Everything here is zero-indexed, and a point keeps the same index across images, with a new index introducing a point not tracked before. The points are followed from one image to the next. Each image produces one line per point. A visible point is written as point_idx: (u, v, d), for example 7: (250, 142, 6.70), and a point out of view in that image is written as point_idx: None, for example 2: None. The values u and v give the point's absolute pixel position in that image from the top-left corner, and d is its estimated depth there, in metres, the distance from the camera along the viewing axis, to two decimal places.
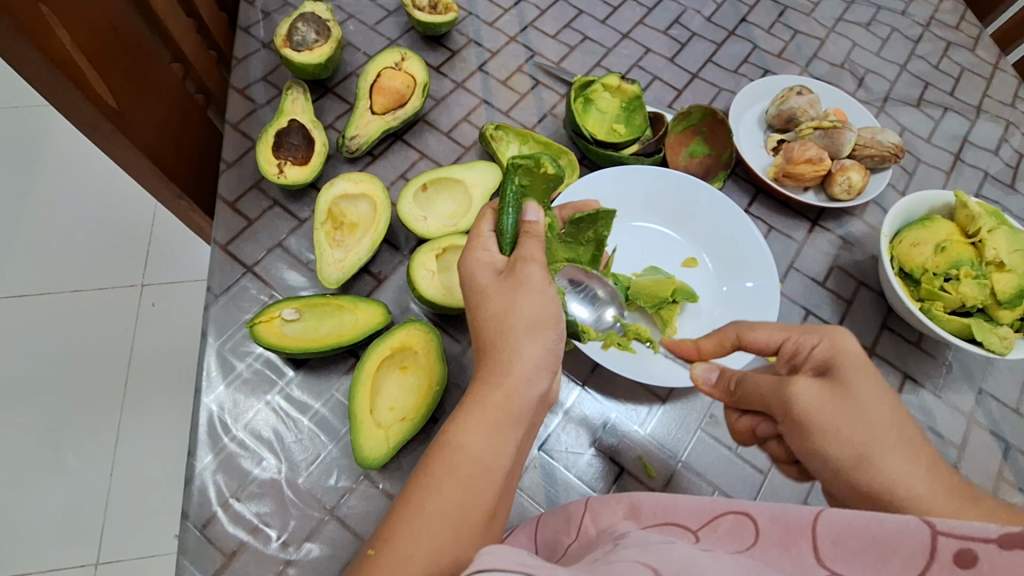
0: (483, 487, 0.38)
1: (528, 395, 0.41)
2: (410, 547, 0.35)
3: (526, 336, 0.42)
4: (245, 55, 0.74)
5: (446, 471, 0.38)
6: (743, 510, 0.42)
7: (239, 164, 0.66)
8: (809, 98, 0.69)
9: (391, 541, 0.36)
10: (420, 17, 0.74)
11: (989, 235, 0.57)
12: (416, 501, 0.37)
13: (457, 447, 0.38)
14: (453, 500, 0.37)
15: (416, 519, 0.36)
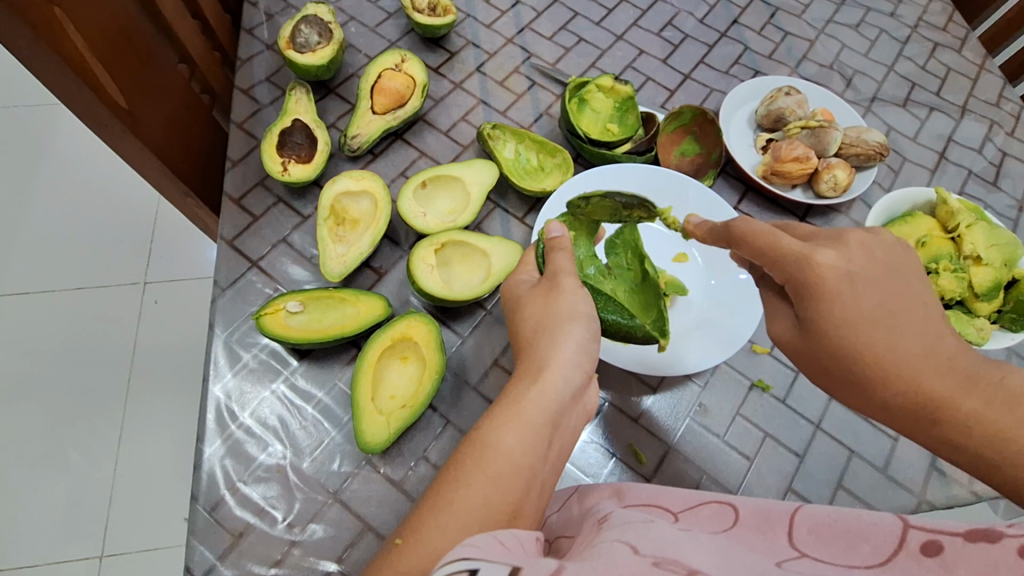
0: (511, 487, 0.39)
1: (561, 393, 0.44)
2: (437, 540, 0.36)
3: (557, 334, 0.46)
4: (249, 56, 0.76)
5: (477, 468, 0.39)
6: (727, 500, 0.45)
7: (245, 161, 0.69)
8: (797, 98, 0.71)
9: (417, 533, 0.37)
10: (420, 19, 0.76)
11: (967, 231, 0.59)
12: (444, 497, 0.38)
13: (487, 449, 0.40)
14: (480, 496, 0.38)
15: (446, 513, 0.37)
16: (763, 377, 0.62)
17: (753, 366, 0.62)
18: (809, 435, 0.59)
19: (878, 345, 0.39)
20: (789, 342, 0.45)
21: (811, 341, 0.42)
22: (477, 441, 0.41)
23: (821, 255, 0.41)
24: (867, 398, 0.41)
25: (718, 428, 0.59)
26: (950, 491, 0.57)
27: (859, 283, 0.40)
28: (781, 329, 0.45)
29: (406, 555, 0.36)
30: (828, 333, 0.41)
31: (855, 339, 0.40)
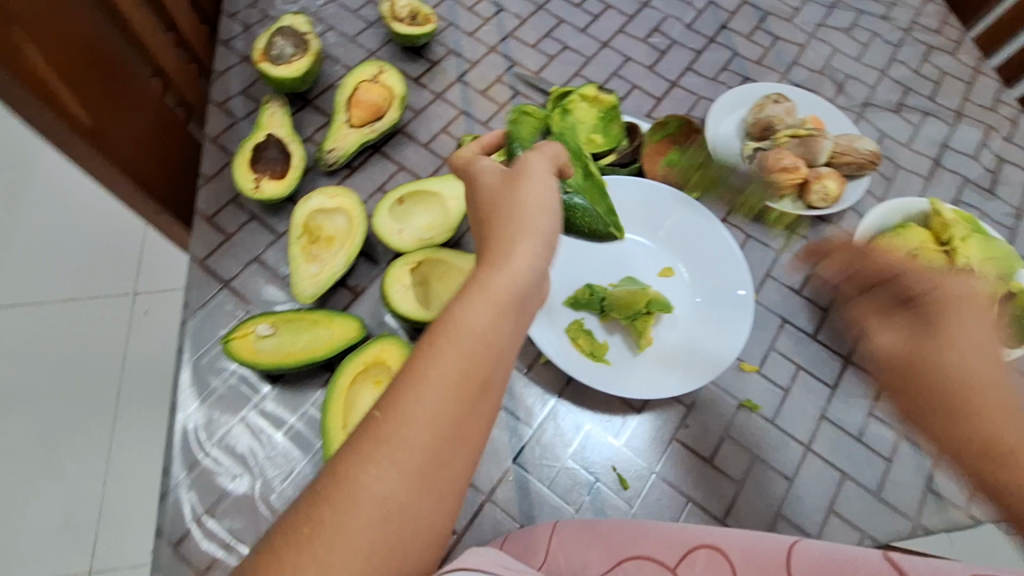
0: (482, 360, 0.36)
1: (532, 272, 0.40)
2: (418, 420, 0.33)
3: (528, 217, 0.43)
4: (225, 68, 0.75)
5: (447, 340, 0.36)
6: (715, 544, 0.42)
7: (217, 178, 0.67)
8: (785, 106, 0.70)
9: (394, 403, 0.34)
10: (399, 29, 0.75)
11: (961, 244, 0.57)
12: (418, 368, 0.35)
13: (457, 325, 0.36)
14: (454, 367, 0.35)
15: (431, 391, 0.34)
16: (752, 397, 0.59)
17: (741, 386, 0.60)
18: (799, 457, 0.57)
19: (984, 374, 0.42)
20: (896, 351, 0.45)
21: (927, 347, 0.43)
22: (455, 317, 0.37)
23: (957, 284, 0.45)
24: (947, 405, 0.42)
25: (705, 451, 0.57)
26: (946, 515, 0.55)
27: (980, 319, 0.44)
28: (889, 339, 0.46)
29: (382, 427, 0.33)
30: (945, 349, 0.43)
31: (947, 360, 0.42)
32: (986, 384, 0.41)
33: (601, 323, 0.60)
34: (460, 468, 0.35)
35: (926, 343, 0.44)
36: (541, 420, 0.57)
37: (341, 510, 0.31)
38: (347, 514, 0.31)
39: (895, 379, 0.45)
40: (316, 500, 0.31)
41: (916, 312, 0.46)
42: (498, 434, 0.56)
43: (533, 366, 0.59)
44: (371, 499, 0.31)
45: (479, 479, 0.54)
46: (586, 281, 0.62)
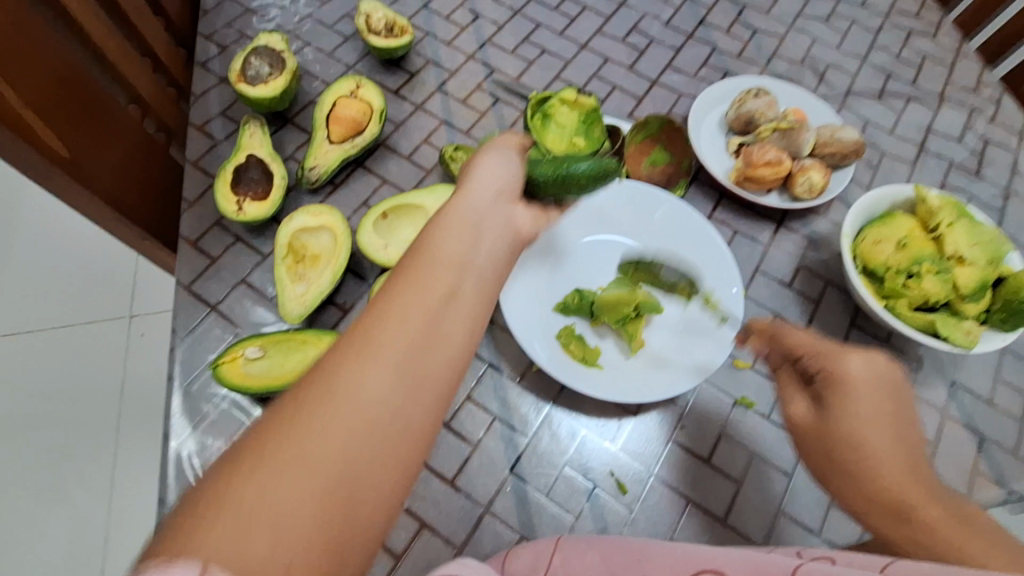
0: (449, 270, 0.37)
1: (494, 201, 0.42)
2: (393, 325, 0.33)
3: (489, 154, 0.46)
4: (204, 91, 0.75)
5: (417, 255, 0.37)
6: (718, 567, 0.37)
7: (200, 201, 0.67)
8: (766, 100, 0.69)
9: (369, 306, 0.34)
10: (375, 42, 0.74)
11: (948, 230, 0.57)
12: (392, 279, 0.36)
13: (425, 243, 0.38)
14: (422, 275, 0.36)
15: (405, 299, 0.34)
16: (747, 394, 0.59)
17: (735, 383, 0.60)
18: (796, 452, 0.57)
19: (884, 451, 0.40)
20: (807, 426, 0.44)
21: (830, 433, 0.42)
22: (422, 245, 0.38)
23: (845, 363, 0.43)
24: (855, 487, 0.40)
25: (702, 451, 0.56)
26: None
27: (875, 399, 0.42)
28: (801, 412, 0.45)
29: (356, 328, 0.33)
30: (841, 431, 0.41)
31: (850, 438, 0.41)
32: (885, 464, 0.39)
33: (592, 327, 0.60)
34: (441, 385, 0.34)
35: (825, 420, 0.43)
36: (536, 428, 0.57)
37: (306, 416, 0.29)
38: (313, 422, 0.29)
39: (810, 453, 0.44)
40: (274, 415, 0.30)
41: (817, 393, 0.44)
42: (493, 445, 0.56)
43: (526, 374, 0.59)
44: (339, 405, 0.30)
45: (477, 492, 0.54)
46: (575, 286, 0.61)
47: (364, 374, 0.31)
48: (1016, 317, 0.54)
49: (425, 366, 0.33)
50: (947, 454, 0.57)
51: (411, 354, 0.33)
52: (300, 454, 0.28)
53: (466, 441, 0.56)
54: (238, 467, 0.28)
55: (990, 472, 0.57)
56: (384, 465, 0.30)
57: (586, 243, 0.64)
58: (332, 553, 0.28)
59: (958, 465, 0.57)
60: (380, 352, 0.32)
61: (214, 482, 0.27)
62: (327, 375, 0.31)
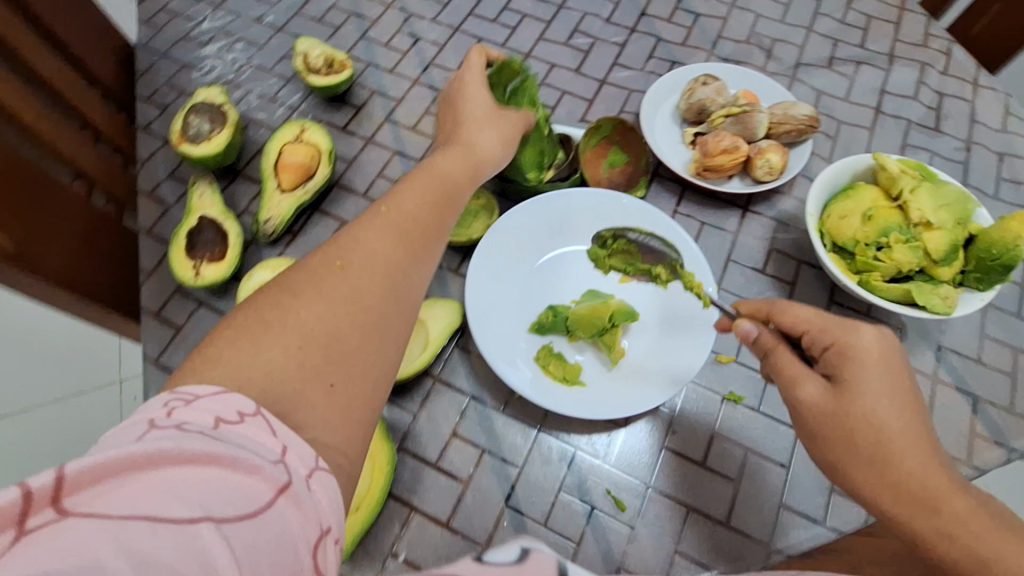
0: (450, 189, 0.48)
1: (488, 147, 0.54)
2: (406, 212, 0.43)
3: (486, 109, 0.57)
4: (149, 155, 0.73)
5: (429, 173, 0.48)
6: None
7: (158, 270, 0.65)
8: (715, 86, 0.68)
9: (391, 200, 0.44)
10: (315, 82, 0.73)
11: (911, 196, 0.56)
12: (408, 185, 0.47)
13: (434, 167, 0.49)
14: (432, 187, 0.46)
15: (418, 198, 0.45)
16: (734, 388, 0.58)
17: (721, 379, 0.59)
18: (791, 441, 0.56)
19: (906, 433, 0.38)
20: (823, 409, 0.40)
21: (850, 416, 0.39)
22: (423, 163, 0.50)
23: (856, 336, 0.40)
24: (880, 478, 0.38)
25: (697, 455, 0.55)
26: None
27: (888, 376, 0.40)
28: (813, 394, 0.41)
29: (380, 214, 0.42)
30: (859, 411, 0.39)
31: (874, 424, 0.38)
32: (909, 453, 0.37)
33: (569, 343, 0.59)
34: (429, 267, 0.43)
35: (844, 401, 0.39)
36: (526, 455, 0.56)
37: (338, 262, 0.37)
38: (343, 269, 0.37)
39: (824, 440, 0.40)
40: (308, 262, 0.37)
41: (827, 372, 0.41)
42: (486, 479, 0.55)
43: (510, 401, 0.58)
44: (365, 257, 0.38)
45: (475, 531, 0.53)
46: (547, 305, 0.61)
47: (382, 245, 0.40)
48: (990, 276, 0.53)
49: (422, 252, 0.42)
50: (943, 420, 0.56)
51: (418, 233, 0.43)
52: (332, 289, 0.36)
53: (458, 479, 0.55)
54: (281, 298, 0.35)
55: (988, 432, 0.56)
56: (390, 318, 0.38)
57: (553, 259, 0.63)
58: (343, 376, 0.34)
59: (955, 430, 0.56)
60: (394, 230, 0.42)
61: (264, 302, 0.35)
62: (351, 239, 0.39)
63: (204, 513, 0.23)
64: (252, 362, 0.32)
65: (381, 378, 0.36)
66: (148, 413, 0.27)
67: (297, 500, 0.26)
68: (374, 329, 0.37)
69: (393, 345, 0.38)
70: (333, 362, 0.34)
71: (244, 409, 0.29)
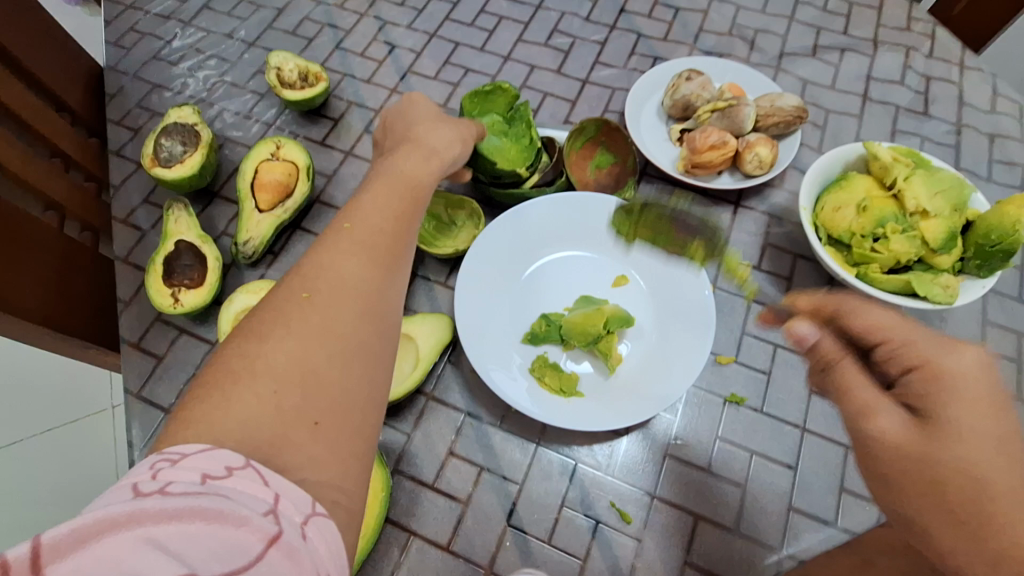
0: (409, 196, 0.46)
1: (444, 153, 0.53)
2: (365, 223, 0.41)
3: (434, 120, 0.55)
4: (122, 180, 0.71)
5: (382, 183, 0.46)
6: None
7: (136, 299, 0.63)
8: (699, 81, 0.67)
9: (345, 215, 0.41)
10: (290, 96, 0.71)
11: (906, 184, 0.55)
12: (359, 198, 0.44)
13: (390, 176, 0.47)
14: (388, 196, 0.44)
15: (373, 209, 0.42)
16: (735, 390, 0.57)
17: (721, 381, 0.57)
18: (798, 441, 0.54)
19: (1007, 483, 0.32)
20: (900, 447, 0.35)
21: (938, 457, 0.33)
22: (382, 173, 0.47)
23: (948, 359, 0.35)
24: (966, 535, 0.32)
25: (701, 460, 0.54)
26: None
27: (987, 411, 0.34)
28: (891, 428, 0.35)
29: (334, 231, 0.40)
30: (950, 453, 0.33)
31: (968, 468, 0.33)
32: (1008, 506, 0.32)
33: (564, 354, 0.57)
34: (401, 275, 0.41)
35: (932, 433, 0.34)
36: (526, 471, 0.54)
37: (304, 290, 0.35)
38: (309, 295, 0.35)
39: (897, 483, 0.35)
40: (273, 299, 0.35)
41: (915, 400, 0.36)
42: (486, 498, 0.53)
43: (506, 416, 0.56)
44: (330, 278, 0.36)
45: (477, 553, 0.51)
46: (540, 313, 0.59)
47: (346, 261, 0.38)
48: (990, 262, 0.52)
49: (390, 262, 0.40)
50: None
51: (386, 245, 0.40)
52: (302, 324, 0.33)
53: (457, 500, 0.53)
54: (249, 338, 0.33)
55: None
56: (368, 340, 0.35)
57: (544, 266, 0.61)
58: (328, 411, 0.32)
59: None
60: (356, 244, 0.39)
61: (230, 352, 0.32)
62: (311, 263, 0.37)
63: (191, 569, 0.22)
64: (225, 417, 0.29)
65: (372, 401, 0.34)
66: (133, 477, 0.25)
67: (291, 550, 0.25)
68: (353, 352, 0.34)
69: (376, 363, 0.36)
70: (314, 397, 0.32)
71: (223, 466, 0.26)
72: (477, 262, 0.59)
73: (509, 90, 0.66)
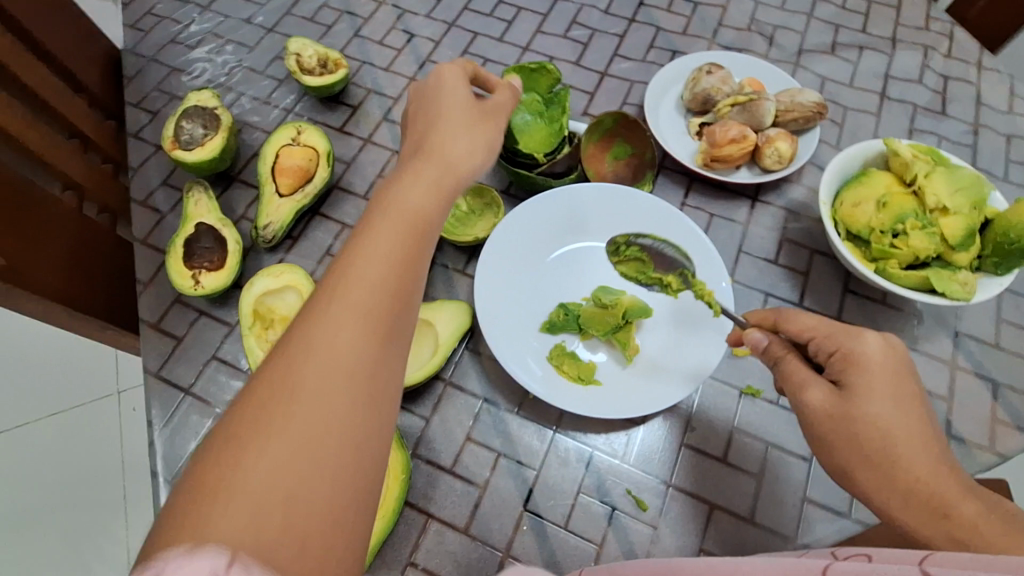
0: (416, 233, 0.39)
1: (458, 172, 0.46)
2: (363, 276, 0.35)
3: (451, 126, 0.48)
4: (141, 162, 0.71)
5: (382, 218, 0.39)
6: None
7: (155, 281, 0.63)
8: (720, 75, 0.67)
9: (342, 267, 0.36)
10: (309, 82, 0.71)
11: (926, 181, 0.55)
12: (357, 240, 0.38)
13: (393, 207, 0.40)
14: (390, 235, 0.38)
15: (372, 257, 0.36)
16: (751, 382, 0.57)
17: (738, 372, 0.58)
18: None
19: (905, 441, 0.37)
20: (829, 413, 0.40)
21: (852, 417, 0.39)
22: (386, 199, 0.41)
23: (856, 343, 0.40)
24: (887, 481, 0.37)
25: (716, 450, 0.54)
26: (974, 458, 0.53)
27: (892, 382, 0.39)
28: (818, 399, 0.41)
29: (329, 290, 0.34)
30: (863, 417, 0.39)
31: (875, 429, 0.38)
32: (912, 459, 0.37)
33: (582, 343, 0.57)
34: (405, 338, 0.36)
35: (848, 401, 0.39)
36: (543, 457, 0.54)
37: (293, 371, 0.31)
38: (299, 378, 0.31)
39: (830, 444, 0.40)
40: (256, 384, 0.31)
41: (834, 376, 0.41)
42: (503, 483, 0.53)
43: (524, 403, 0.57)
44: (324, 355, 0.32)
45: (493, 537, 0.51)
46: (558, 302, 0.59)
47: (341, 332, 0.33)
48: (1009, 260, 0.52)
49: (390, 329, 0.35)
50: (963, 407, 0.55)
51: (388, 304, 0.35)
52: (290, 424, 0.29)
53: (474, 484, 0.53)
54: (231, 427, 0.29)
55: (1010, 418, 0.55)
56: (366, 433, 0.31)
57: (563, 256, 0.61)
58: (324, 526, 0.27)
59: (976, 416, 0.55)
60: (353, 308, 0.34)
61: (210, 456, 0.28)
62: (304, 335, 0.32)
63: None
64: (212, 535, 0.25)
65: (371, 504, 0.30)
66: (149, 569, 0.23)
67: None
68: (352, 455, 0.30)
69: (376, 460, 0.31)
70: (309, 516, 0.27)
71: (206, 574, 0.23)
72: (497, 251, 0.59)
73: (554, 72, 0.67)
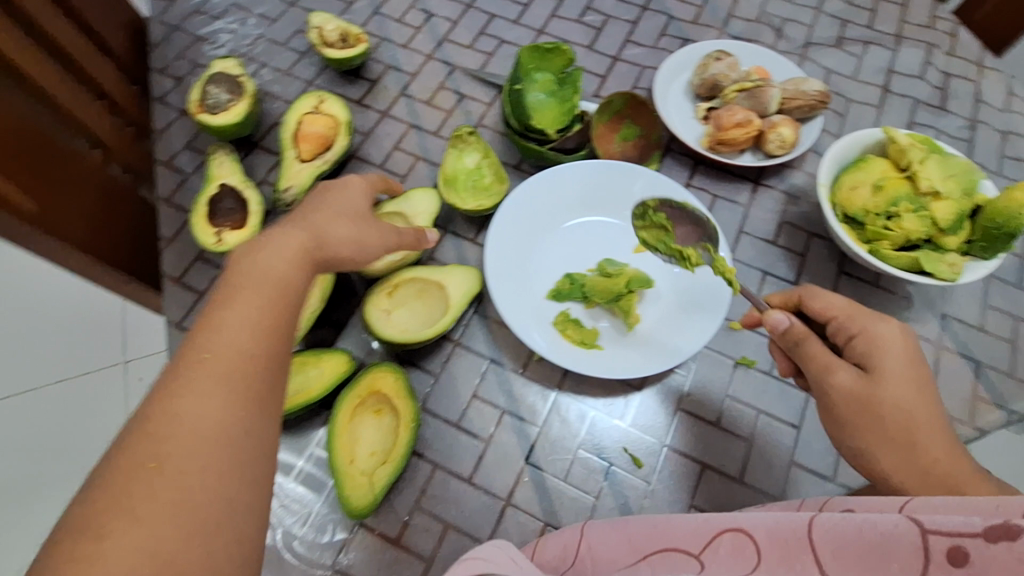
0: (242, 366, 0.37)
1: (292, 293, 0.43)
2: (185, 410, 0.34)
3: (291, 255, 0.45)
4: (166, 125, 0.74)
5: (203, 360, 0.36)
6: (739, 525, 0.33)
7: (179, 237, 0.66)
8: (728, 62, 0.69)
9: (163, 407, 0.34)
10: (331, 54, 0.73)
11: (921, 166, 0.58)
12: (174, 386, 0.35)
13: (213, 345, 0.37)
14: (214, 374, 0.36)
15: (187, 394, 0.35)
16: (746, 354, 0.60)
17: (734, 345, 0.60)
18: (802, 403, 0.58)
19: (920, 418, 0.41)
20: (855, 393, 0.42)
21: (878, 394, 0.42)
22: (206, 336, 0.38)
23: (881, 327, 0.44)
24: (909, 462, 0.40)
25: (709, 415, 0.57)
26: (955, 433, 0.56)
27: (909, 363, 0.43)
28: (846, 380, 0.43)
29: (153, 431, 0.33)
30: (887, 397, 0.41)
31: (898, 408, 0.41)
32: (930, 434, 0.40)
33: (586, 310, 0.60)
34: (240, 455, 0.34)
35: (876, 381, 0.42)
36: (545, 417, 0.57)
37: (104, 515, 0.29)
38: (112, 529, 0.29)
39: (849, 424, 0.43)
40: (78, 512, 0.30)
41: (858, 361, 0.44)
42: (506, 438, 0.56)
43: (528, 365, 0.60)
44: (130, 505, 0.30)
45: (496, 486, 0.54)
46: (564, 272, 0.62)
47: (180, 452, 0.32)
48: (995, 244, 0.55)
49: (212, 484, 0.32)
50: (947, 384, 0.58)
51: (214, 435, 0.34)
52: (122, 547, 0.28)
53: (479, 438, 0.56)
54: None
55: (990, 396, 0.58)
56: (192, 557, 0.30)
57: (569, 229, 0.64)
58: None
59: (959, 394, 0.58)
60: (167, 481, 0.31)
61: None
62: (108, 508, 0.30)
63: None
64: None
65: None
66: None
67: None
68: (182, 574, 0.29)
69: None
70: None
71: None
72: (508, 219, 0.62)
73: (570, 54, 0.69)
